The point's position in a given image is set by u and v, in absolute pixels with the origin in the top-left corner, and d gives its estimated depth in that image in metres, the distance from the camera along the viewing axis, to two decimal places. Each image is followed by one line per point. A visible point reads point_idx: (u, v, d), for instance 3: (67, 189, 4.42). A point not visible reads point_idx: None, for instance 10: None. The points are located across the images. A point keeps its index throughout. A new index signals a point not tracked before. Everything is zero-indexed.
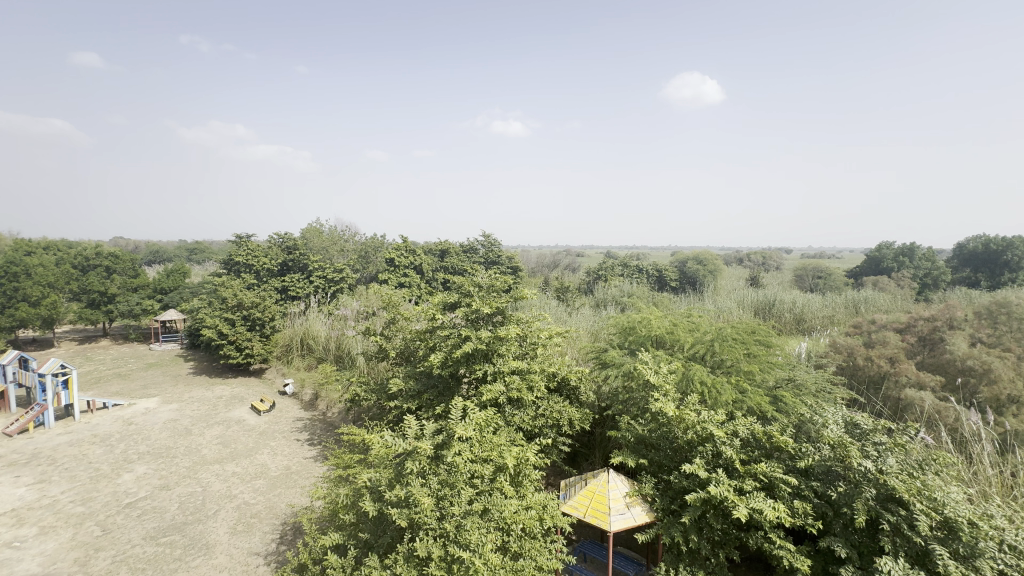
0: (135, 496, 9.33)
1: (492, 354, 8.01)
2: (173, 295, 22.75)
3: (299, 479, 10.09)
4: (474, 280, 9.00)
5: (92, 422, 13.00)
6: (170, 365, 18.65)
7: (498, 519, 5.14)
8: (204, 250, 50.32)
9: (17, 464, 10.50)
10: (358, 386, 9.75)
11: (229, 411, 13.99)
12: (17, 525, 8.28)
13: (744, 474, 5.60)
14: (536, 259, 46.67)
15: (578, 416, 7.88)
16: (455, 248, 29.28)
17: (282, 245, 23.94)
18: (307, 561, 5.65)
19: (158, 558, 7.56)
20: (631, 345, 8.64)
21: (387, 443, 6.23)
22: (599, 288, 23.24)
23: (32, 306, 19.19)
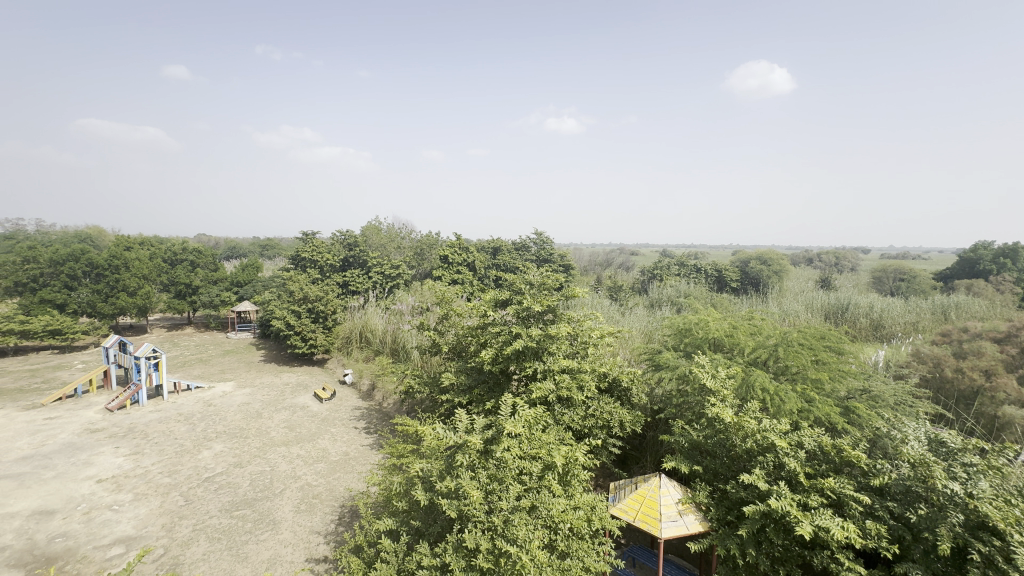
0: (212, 471, 10.22)
1: (543, 352, 8.02)
2: (247, 288, 24.62)
3: (357, 465, 10.61)
4: (526, 277, 9.00)
5: (178, 401, 14.37)
6: (245, 353, 20.22)
7: (545, 516, 5.15)
8: (274, 247, 53.72)
9: (116, 436, 11.80)
10: (412, 379, 10.11)
11: (295, 397, 14.95)
12: (116, 490, 9.32)
13: (810, 489, 5.27)
14: (589, 258, 46.04)
15: (629, 418, 7.73)
16: (508, 246, 29.53)
17: (344, 242, 25.22)
18: (363, 543, 5.95)
19: (231, 529, 8.23)
20: (687, 348, 8.34)
21: (438, 435, 6.41)
22: (653, 288, 22.62)
23: (130, 295, 21.44)
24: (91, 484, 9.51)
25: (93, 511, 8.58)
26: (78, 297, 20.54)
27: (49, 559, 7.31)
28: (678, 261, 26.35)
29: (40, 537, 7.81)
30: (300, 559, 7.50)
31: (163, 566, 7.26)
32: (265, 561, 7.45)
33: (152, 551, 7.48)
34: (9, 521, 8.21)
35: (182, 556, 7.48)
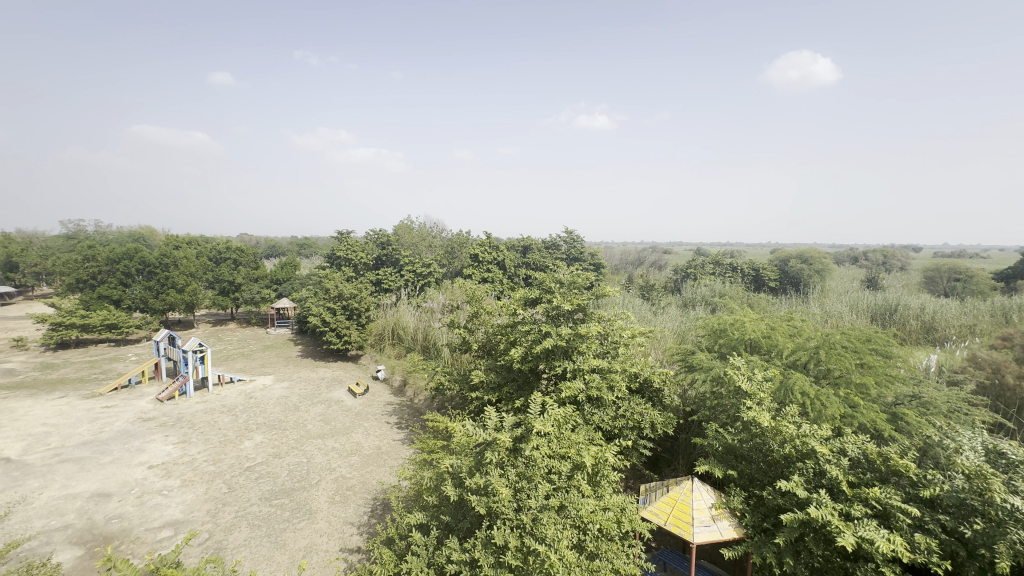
0: (253, 461, 10.67)
1: (572, 351, 7.98)
2: (285, 285, 25.53)
3: (389, 459, 10.86)
4: (556, 275, 8.95)
5: (222, 393, 15.08)
6: (283, 348, 21.00)
7: (574, 516, 5.11)
8: (311, 247, 55.34)
9: (166, 425, 12.49)
10: (442, 376, 10.23)
11: (330, 392, 15.42)
12: (166, 476, 9.87)
13: (853, 498, 5.03)
14: (620, 256, 45.34)
15: (661, 420, 7.60)
16: (538, 244, 29.47)
17: (377, 241, 25.76)
18: (394, 535, 6.09)
19: (270, 517, 8.58)
20: (722, 349, 8.12)
21: (468, 432, 6.47)
22: (687, 287, 22.09)
23: (178, 292, 22.60)
24: (143, 469, 10.10)
25: (145, 495, 9.12)
26: (132, 293, 21.82)
27: (106, 538, 7.82)
28: (712, 260, 25.64)
29: (99, 518, 8.36)
30: (335, 548, 7.74)
31: (208, 549, 7.64)
32: (302, 549, 7.72)
33: (198, 535, 7.88)
34: (71, 502, 8.82)
35: (225, 541, 7.85)
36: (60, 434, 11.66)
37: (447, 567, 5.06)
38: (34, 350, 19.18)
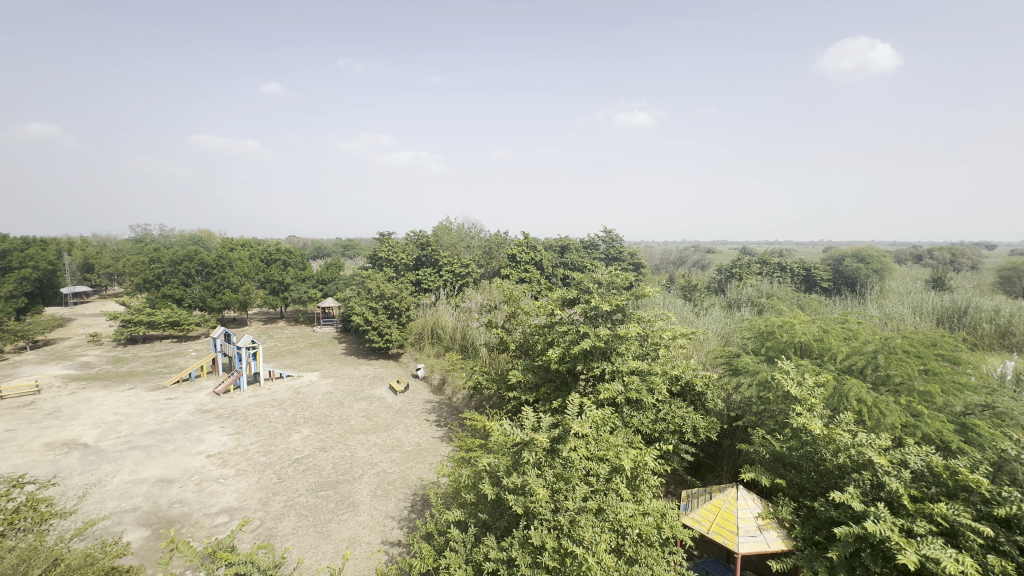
0: (300, 454, 11.17)
1: (611, 352, 7.89)
2: (331, 285, 26.56)
3: (428, 456, 11.10)
4: (594, 275, 8.87)
5: (272, 388, 15.87)
6: (328, 345, 21.85)
7: (613, 520, 5.05)
8: (354, 249, 57.34)
9: (222, 417, 13.28)
10: (480, 375, 10.35)
11: (372, 389, 15.92)
12: (222, 465, 10.50)
13: (915, 513, 4.71)
14: (661, 256, 44.27)
15: (703, 424, 7.39)
16: (576, 244, 29.29)
17: (417, 242, 26.34)
18: (433, 531, 6.23)
19: (316, 508, 8.96)
20: (768, 352, 7.80)
21: (505, 431, 6.53)
22: (731, 288, 21.32)
23: (233, 291, 23.96)
24: (202, 458, 10.79)
25: (204, 482, 9.73)
26: (193, 293, 23.33)
27: (170, 521, 8.41)
28: (759, 259, 24.62)
29: (163, 502, 9.00)
30: (376, 541, 8.00)
31: (260, 536, 8.08)
32: (346, 540, 8.02)
33: (250, 522, 8.34)
34: (140, 486, 9.54)
35: (275, 529, 8.27)
36: (129, 423, 12.63)
37: (485, 565, 5.13)
38: (108, 345, 20.85)
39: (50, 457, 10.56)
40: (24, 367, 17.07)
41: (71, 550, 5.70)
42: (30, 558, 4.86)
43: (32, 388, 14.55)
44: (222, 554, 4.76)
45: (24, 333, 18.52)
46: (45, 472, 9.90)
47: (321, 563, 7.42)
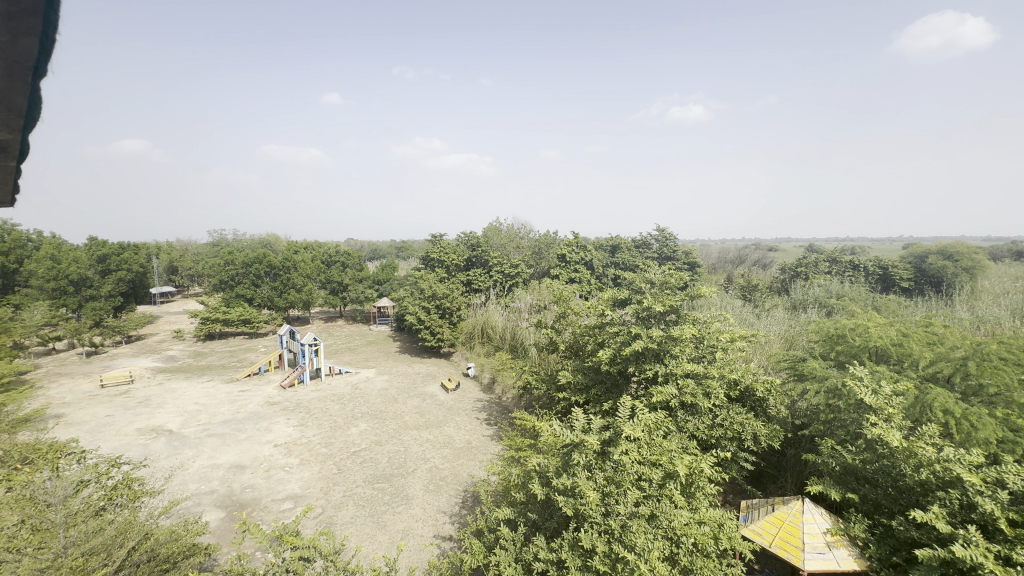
0: (358, 446, 11.72)
1: (665, 354, 7.67)
2: (385, 286, 27.61)
3: (479, 453, 11.30)
4: (646, 275, 8.67)
5: (332, 383, 16.75)
6: (384, 343, 22.74)
7: (666, 527, 4.91)
8: (407, 249, 59.42)
9: (288, 409, 14.18)
10: (530, 375, 10.39)
11: (425, 386, 16.40)
12: (287, 454, 11.21)
13: (1014, 538, 4.22)
14: (718, 254, 42.46)
15: (765, 432, 7.05)
16: (627, 244, 28.75)
17: (468, 243, 26.84)
18: (483, 527, 6.34)
19: (373, 499, 9.38)
20: (839, 357, 7.30)
21: (555, 432, 6.52)
22: (796, 288, 20.08)
23: (297, 291, 25.48)
24: (270, 447, 11.58)
25: (271, 470, 10.45)
26: (262, 293, 25.04)
27: (242, 504, 9.10)
28: (828, 258, 23.04)
29: (236, 486, 9.75)
30: (429, 534, 8.25)
31: (321, 523, 8.56)
32: (400, 532, 8.33)
33: (313, 509, 8.86)
34: (216, 470, 10.38)
35: (335, 517, 8.73)
36: (208, 412, 13.77)
37: (535, 565, 5.16)
38: (189, 340, 22.81)
39: (142, 441, 11.72)
40: (120, 359, 19.03)
41: (159, 526, 6.31)
42: (125, 531, 5.43)
43: (126, 378, 16.19)
44: (288, 538, 5.08)
45: (121, 328, 20.66)
46: (138, 455, 11.01)
47: (377, 552, 7.76)
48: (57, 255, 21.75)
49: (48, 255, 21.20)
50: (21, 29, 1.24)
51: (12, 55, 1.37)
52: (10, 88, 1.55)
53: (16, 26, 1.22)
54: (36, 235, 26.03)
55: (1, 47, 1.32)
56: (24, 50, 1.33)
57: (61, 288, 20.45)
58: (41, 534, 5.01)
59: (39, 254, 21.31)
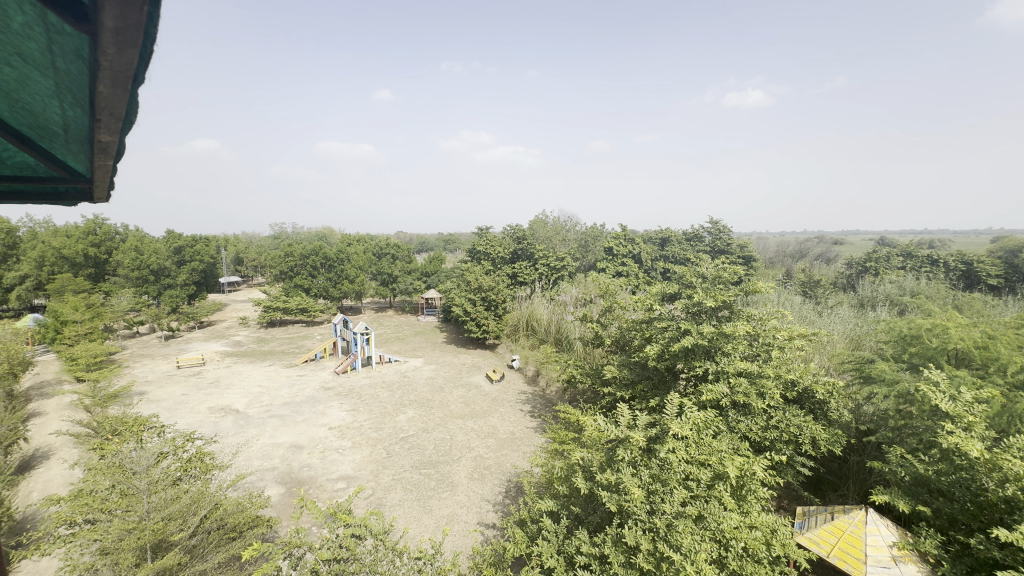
0: (406, 433, 12.17)
1: (716, 351, 7.41)
2: (433, 278, 28.30)
3: (523, 445, 11.42)
4: (698, 269, 8.42)
5: (383, 371, 17.45)
6: (431, 334, 23.37)
7: (714, 529, 4.76)
8: (454, 242, 61.00)
9: (341, 395, 14.92)
10: (575, 368, 10.33)
11: (470, 376, 16.74)
12: (341, 437, 11.84)
13: None
14: (776, 248, 40.40)
15: (825, 437, 6.71)
16: (678, 236, 27.94)
17: (514, 236, 26.99)
18: (527, 517, 6.44)
19: (419, 484, 9.73)
20: (912, 360, 6.77)
21: (600, 427, 6.49)
22: (864, 284, 18.80)
23: (351, 282, 26.63)
24: (325, 429, 12.27)
25: (326, 451, 11.07)
26: (318, 283, 26.37)
27: (300, 482, 9.72)
28: (901, 252, 21.37)
29: (295, 464, 10.42)
30: (473, 521, 8.49)
31: (372, 503, 8.99)
32: (445, 517, 8.60)
33: (364, 490, 9.34)
34: (277, 449, 11.13)
35: (384, 498, 9.15)
36: (270, 394, 14.75)
37: (577, 558, 5.20)
38: (253, 327, 24.44)
39: (212, 419, 12.74)
40: (193, 343, 20.71)
41: (228, 497, 6.83)
42: (198, 500, 6.00)
43: (199, 360, 17.62)
44: (341, 515, 5.40)
45: (194, 315, 22.45)
46: (209, 431, 11.99)
47: (424, 535, 8.07)
48: (141, 247, 23.91)
49: (133, 247, 23.32)
50: (128, 45, 1.39)
51: (119, 69, 1.54)
52: (114, 97, 1.74)
53: (122, 40, 1.35)
54: (123, 228, 28.67)
55: (110, 61, 1.48)
56: (129, 62, 1.48)
57: (144, 278, 22.47)
58: (128, 499, 5.61)
59: (125, 246, 23.50)
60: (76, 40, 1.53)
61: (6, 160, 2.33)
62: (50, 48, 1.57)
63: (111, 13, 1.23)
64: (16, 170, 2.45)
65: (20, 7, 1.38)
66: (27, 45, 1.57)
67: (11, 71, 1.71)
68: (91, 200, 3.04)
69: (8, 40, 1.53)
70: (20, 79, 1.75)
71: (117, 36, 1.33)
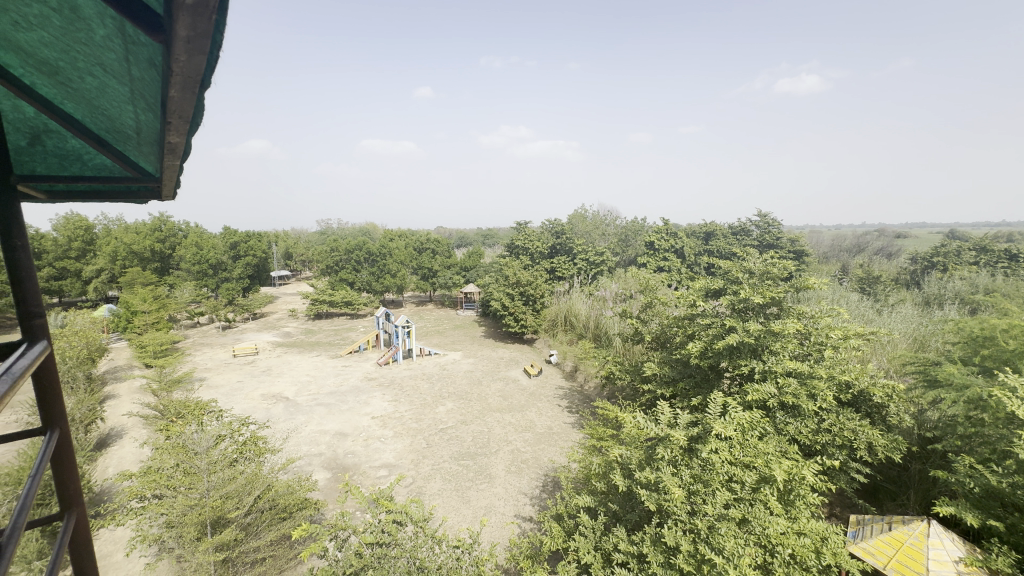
0: (445, 424, 12.44)
1: (763, 350, 7.14)
2: (472, 272, 28.62)
3: (560, 440, 11.42)
4: (745, 264, 8.09)
5: (423, 363, 17.86)
6: (470, 328, 23.69)
7: (759, 534, 4.61)
8: (493, 237, 61.63)
9: (383, 385, 15.40)
10: (614, 364, 10.18)
11: (508, 370, 16.87)
12: (383, 426, 12.24)
13: None
14: (831, 242, 38.30)
15: (883, 443, 6.33)
16: (724, 230, 26.97)
17: (552, 231, 26.87)
18: (564, 511, 6.44)
19: (458, 475, 9.93)
20: (985, 363, 6.25)
21: (639, 424, 6.39)
22: (931, 280, 17.52)
23: (392, 276, 27.35)
24: (368, 418, 12.72)
25: (369, 439, 11.48)
26: (361, 277, 27.23)
27: (345, 468, 10.15)
28: (974, 246, 19.74)
29: (340, 451, 10.87)
30: (510, 513, 8.59)
31: (412, 491, 9.28)
32: (483, 508, 8.76)
33: (404, 478, 9.66)
34: (324, 436, 11.64)
35: (424, 487, 9.41)
36: (316, 384, 15.41)
37: (614, 555, 5.17)
38: (302, 319, 25.57)
39: (265, 405, 13.47)
40: (247, 333, 21.91)
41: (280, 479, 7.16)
42: (253, 481, 6.35)
43: (253, 350, 18.63)
44: (384, 501, 5.62)
45: (248, 307, 23.73)
46: (262, 417, 12.69)
47: (462, 524, 8.26)
48: (200, 242, 25.41)
49: (194, 243, 24.82)
50: (198, 52, 1.49)
51: (188, 74, 1.64)
52: (183, 103, 1.87)
53: (192, 48, 1.45)
54: (185, 225, 30.56)
55: (179, 68, 1.59)
56: (198, 68, 1.58)
57: (203, 271, 23.91)
58: (190, 477, 6.01)
59: (186, 241, 25.06)
60: (151, 50, 1.66)
61: (88, 161, 2.57)
62: (126, 57, 1.72)
63: (183, 23, 1.32)
64: (94, 171, 2.69)
65: (103, 20, 1.53)
66: (106, 56, 1.72)
67: (93, 80, 1.88)
68: (158, 198, 3.28)
69: (91, 51, 1.69)
70: (100, 87, 1.92)
71: (187, 45, 1.43)
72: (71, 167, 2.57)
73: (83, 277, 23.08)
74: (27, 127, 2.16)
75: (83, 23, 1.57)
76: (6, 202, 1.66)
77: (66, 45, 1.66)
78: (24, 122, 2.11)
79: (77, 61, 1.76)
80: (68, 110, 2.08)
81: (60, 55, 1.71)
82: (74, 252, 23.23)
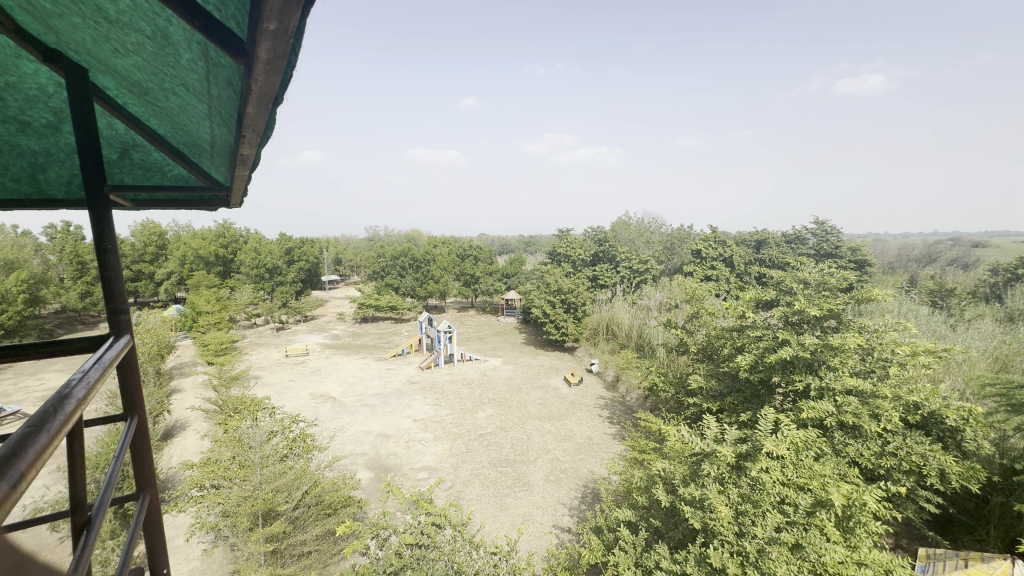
0: (485, 430, 12.54)
1: (820, 365, 6.77)
2: (513, 279, 28.79)
3: (600, 451, 11.24)
4: (800, 275, 7.71)
5: (463, 368, 18.10)
6: (511, 335, 23.80)
7: (815, 561, 4.35)
8: (536, 244, 62.00)
9: (425, 389, 15.73)
10: (656, 376, 9.91)
11: (548, 378, 16.80)
12: (424, 429, 12.50)
13: None
14: (897, 253, 35.80)
15: (957, 470, 5.82)
16: (777, 238, 25.77)
17: (595, 238, 26.61)
18: (603, 525, 6.33)
19: (496, 481, 9.99)
20: None
21: (683, 438, 6.19)
22: (1014, 294, 15.98)
23: (435, 282, 27.92)
24: (410, 421, 13.04)
25: (411, 442, 11.75)
26: (406, 283, 28.00)
27: (387, 468, 10.43)
28: None
29: (383, 452, 11.19)
30: (548, 523, 8.54)
31: (451, 495, 9.41)
32: (521, 516, 8.75)
33: (443, 482, 9.82)
34: (367, 436, 12.02)
35: (463, 492, 9.52)
36: (362, 385, 15.95)
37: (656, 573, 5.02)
38: (349, 322, 26.56)
39: (314, 404, 14.09)
40: (299, 335, 23.02)
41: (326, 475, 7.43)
42: (301, 476, 6.65)
43: (304, 350, 19.55)
44: (423, 503, 5.75)
45: (300, 309, 24.91)
46: (311, 415, 13.29)
47: (499, 531, 8.30)
48: (258, 248, 26.99)
49: (253, 248, 26.39)
50: (275, 72, 1.63)
51: (264, 92, 1.78)
52: (256, 119, 2.02)
53: (269, 69, 1.57)
54: (246, 232, 32.59)
55: (258, 87, 1.73)
56: (273, 85, 1.71)
57: (261, 275, 25.36)
58: (245, 469, 6.39)
59: (246, 247, 26.69)
60: (230, 71, 1.82)
61: (168, 171, 2.84)
62: (208, 78, 1.88)
63: (264, 47, 1.44)
64: (171, 181, 2.97)
65: (190, 45, 1.70)
66: (189, 77, 1.90)
67: (176, 99, 2.08)
68: (226, 205, 3.55)
69: (178, 73, 1.88)
70: (181, 105, 2.12)
71: (266, 66, 1.56)
72: (153, 177, 2.87)
73: (156, 279, 25.06)
74: (118, 142, 2.45)
75: (172, 48, 1.75)
76: (101, 209, 1.87)
77: (157, 68, 1.86)
78: (117, 137, 2.39)
79: (164, 82, 1.96)
80: (153, 126, 2.32)
81: (150, 76, 1.93)
82: (148, 256, 25.29)
